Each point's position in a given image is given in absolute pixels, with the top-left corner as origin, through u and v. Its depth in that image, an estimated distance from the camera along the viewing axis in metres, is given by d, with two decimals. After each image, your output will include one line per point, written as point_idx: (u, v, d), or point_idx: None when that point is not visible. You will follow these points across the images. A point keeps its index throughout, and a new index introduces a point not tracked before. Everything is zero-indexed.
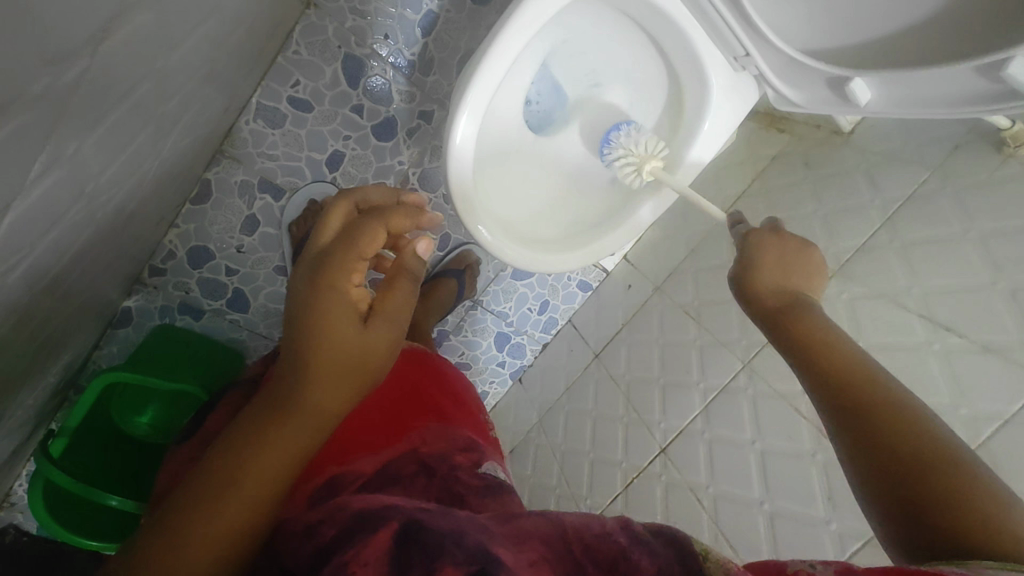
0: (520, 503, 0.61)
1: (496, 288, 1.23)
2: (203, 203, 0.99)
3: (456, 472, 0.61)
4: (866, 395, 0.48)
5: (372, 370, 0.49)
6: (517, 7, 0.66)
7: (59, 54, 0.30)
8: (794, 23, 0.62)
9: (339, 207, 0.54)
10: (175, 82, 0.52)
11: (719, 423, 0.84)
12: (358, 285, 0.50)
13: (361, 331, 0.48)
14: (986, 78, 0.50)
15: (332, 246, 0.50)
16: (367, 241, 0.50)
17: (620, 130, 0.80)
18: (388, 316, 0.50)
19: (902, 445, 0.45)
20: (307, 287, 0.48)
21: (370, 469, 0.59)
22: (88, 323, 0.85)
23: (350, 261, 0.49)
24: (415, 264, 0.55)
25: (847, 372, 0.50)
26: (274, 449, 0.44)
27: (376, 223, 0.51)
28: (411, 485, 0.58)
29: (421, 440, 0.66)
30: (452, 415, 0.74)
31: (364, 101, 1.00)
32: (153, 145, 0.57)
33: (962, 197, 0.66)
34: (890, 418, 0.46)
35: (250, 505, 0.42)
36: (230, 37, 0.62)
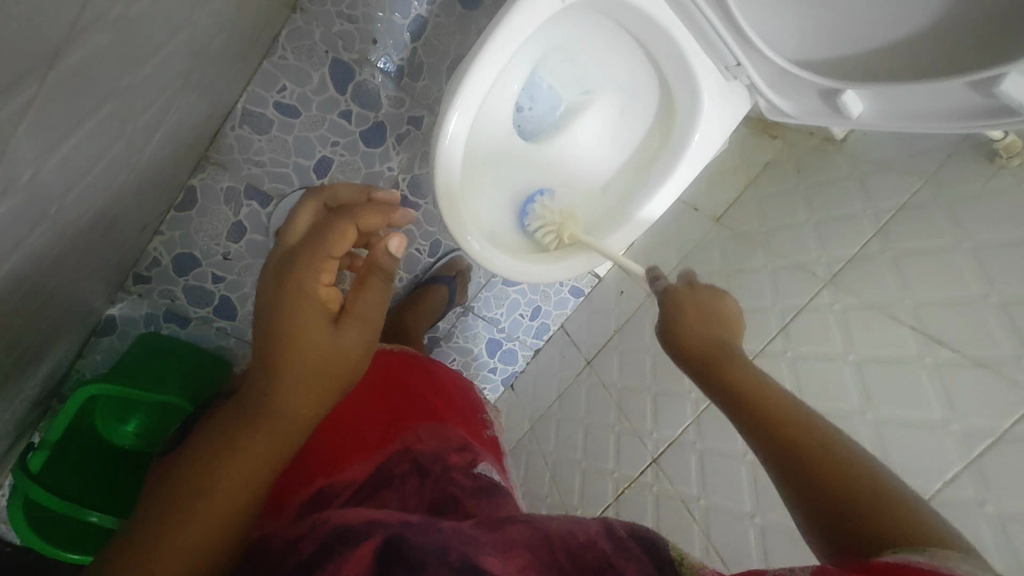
0: (515, 506, 0.59)
1: (488, 293, 1.21)
2: (188, 209, 0.97)
3: (450, 472, 0.59)
4: (791, 423, 0.48)
5: (347, 374, 0.48)
6: (508, 11, 0.65)
7: (5, 80, 0.29)
8: (794, 37, 0.61)
9: (309, 205, 0.54)
10: (146, 95, 0.50)
11: (710, 434, 0.83)
12: (327, 284, 0.49)
13: (332, 334, 0.47)
14: (980, 93, 0.49)
15: (299, 246, 0.50)
16: (336, 237, 0.49)
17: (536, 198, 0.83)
18: (359, 317, 0.48)
19: (827, 468, 0.44)
20: (275, 289, 0.48)
21: (360, 476, 0.58)
22: (69, 333, 0.84)
23: (319, 259, 0.48)
24: (388, 261, 0.52)
25: (769, 410, 0.50)
26: (249, 453, 0.42)
27: (344, 220, 0.50)
28: (402, 490, 0.56)
29: (414, 438, 0.64)
30: (446, 413, 0.73)
31: (353, 106, 0.99)
32: (127, 161, 0.55)
33: (955, 208, 0.66)
34: (805, 440, 0.46)
35: (224, 509, 0.40)
36: (210, 45, 0.61)
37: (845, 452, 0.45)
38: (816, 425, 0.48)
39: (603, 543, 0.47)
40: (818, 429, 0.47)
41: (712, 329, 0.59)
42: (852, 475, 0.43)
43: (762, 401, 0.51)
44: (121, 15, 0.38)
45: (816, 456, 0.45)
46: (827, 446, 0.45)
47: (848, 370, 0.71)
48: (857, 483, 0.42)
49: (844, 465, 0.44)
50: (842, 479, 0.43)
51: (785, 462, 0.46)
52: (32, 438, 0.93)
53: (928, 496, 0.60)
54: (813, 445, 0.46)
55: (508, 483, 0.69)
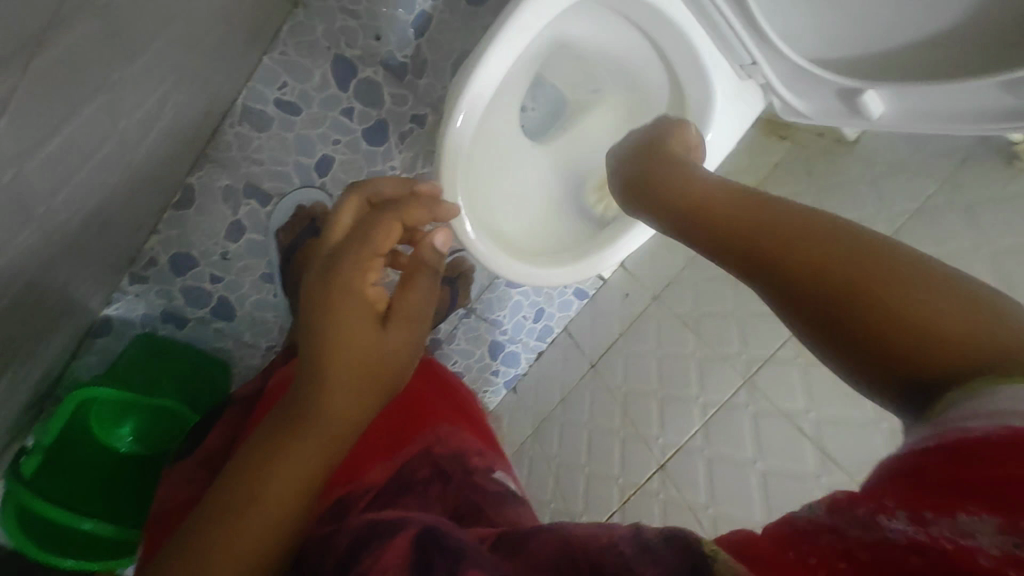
0: (533, 516, 0.53)
1: (490, 295, 1.19)
2: (186, 208, 0.95)
3: (473, 476, 0.54)
4: (758, 223, 0.38)
5: (393, 375, 0.45)
6: (516, 6, 0.63)
7: None
8: (809, 26, 0.59)
9: (349, 203, 0.51)
10: (139, 92, 0.48)
11: (720, 441, 0.83)
12: (375, 284, 0.46)
13: (379, 334, 0.44)
14: (1008, 94, 0.47)
15: (343, 244, 0.47)
16: (382, 234, 0.46)
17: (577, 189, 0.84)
18: (408, 317, 0.46)
19: (804, 257, 0.35)
20: (320, 288, 0.45)
21: (382, 479, 0.54)
22: (61, 335, 0.81)
23: (365, 257, 0.45)
24: (433, 258, 0.51)
25: (724, 219, 0.41)
26: (297, 458, 0.40)
27: (390, 216, 0.47)
28: (423, 495, 0.51)
29: (434, 439, 0.59)
30: (461, 419, 0.68)
31: (355, 104, 0.97)
32: (119, 161, 0.53)
33: (973, 213, 0.65)
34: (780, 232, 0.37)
35: (273, 515, 0.38)
36: (207, 39, 0.59)
37: (816, 223, 0.36)
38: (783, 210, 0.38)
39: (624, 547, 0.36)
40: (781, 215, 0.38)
41: (654, 162, 0.51)
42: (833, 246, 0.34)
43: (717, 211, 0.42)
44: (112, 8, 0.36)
45: (787, 246, 0.36)
46: (802, 227, 0.36)
47: None
48: (843, 249, 0.33)
49: (821, 237, 0.35)
50: (821, 266, 0.34)
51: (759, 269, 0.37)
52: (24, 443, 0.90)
53: None
54: (780, 237, 0.36)
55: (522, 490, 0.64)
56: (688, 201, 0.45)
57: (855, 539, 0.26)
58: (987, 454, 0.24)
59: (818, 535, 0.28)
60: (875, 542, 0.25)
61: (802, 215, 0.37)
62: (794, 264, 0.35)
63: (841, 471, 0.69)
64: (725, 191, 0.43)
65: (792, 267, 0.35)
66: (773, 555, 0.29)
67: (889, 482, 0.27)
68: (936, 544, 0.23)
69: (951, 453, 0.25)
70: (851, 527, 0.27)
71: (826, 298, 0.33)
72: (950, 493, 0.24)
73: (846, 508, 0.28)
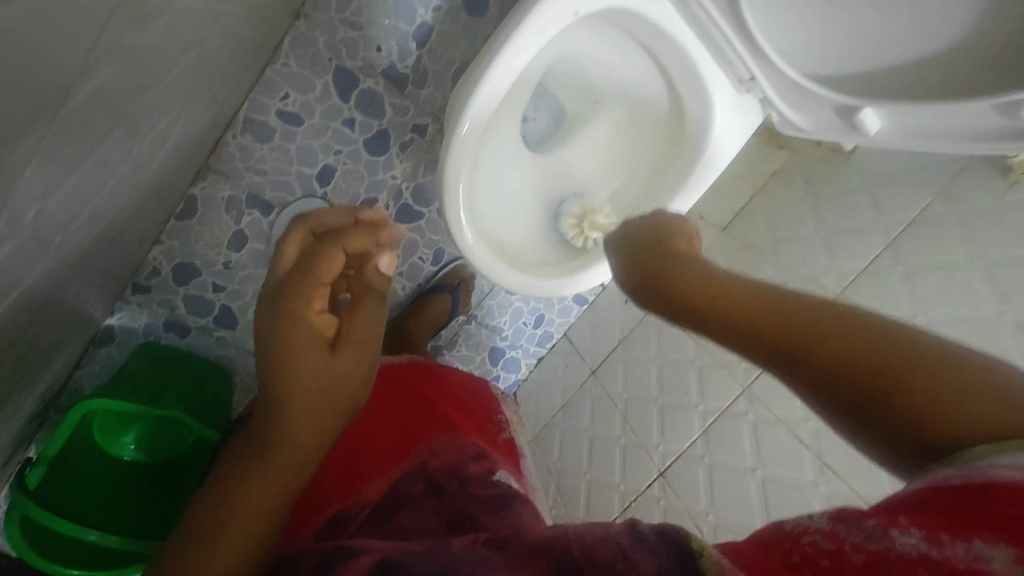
0: (536, 514, 0.54)
1: (491, 302, 1.19)
2: (188, 218, 0.96)
3: (468, 486, 0.54)
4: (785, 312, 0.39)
5: (352, 395, 0.47)
6: (519, 22, 0.62)
7: (13, 131, 0.28)
8: (809, 45, 0.59)
9: (295, 235, 0.52)
10: (151, 118, 0.49)
11: (719, 448, 0.84)
12: (322, 310, 0.47)
13: (329, 357, 0.45)
14: (1003, 117, 0.49)
15: (289, 277, 0.48)
16: (325, 263, 0.48)
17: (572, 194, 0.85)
18: (359, 339, 0.48)
19: (834, 350, 0.36)
20: (268, 320, 0.46)
21: (377, 495, 0.53)
22: (67, 349, 0.82)
23: (310, 286, 0.47)
24: (378, 280, 0.54)
25: (747, 308, 0.41)
26: (259, 485, 0.41)
27: (331, 245, 0.49)
28: (421, 509, 0.50)
29: (430, 453, 0.59)
30: (464, 422, 0.67)
31: (356, 114, 0.97)
32: (130, 183, 0.54)
33: (969, 224, 0.66)
34: (808, 326, 0.37)
35: (243, 543, 0.39)
36: (215, 60, 0.59)
37: (844, 318, 0.37)
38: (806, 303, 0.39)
39: (621, 540, 0.37)
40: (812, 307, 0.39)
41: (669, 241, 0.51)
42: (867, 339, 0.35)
43: (738, 294, 0.42)
44: (130, 46, 0.36)
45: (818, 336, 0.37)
46: (833, 322, 0.37)
47: None
48: (879, 352, 0.34)
49: (854, 334, 0.36)
50: (866, 362, 0.34)
51: (789, 359, 0.38)
52: (28, 454, 0.90)
53: None
54: (810, 327, 0.37)
55: (526, 488, 0.64)
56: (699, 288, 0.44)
57: (854, 545, 0.29)
58: (999, 493, 0.26)
59: (817, 540, 0.30)
60: (877, 551, 0.27)
61: (831, 313, 0.38)
62: (825, 353, 0.36)
63: (840, 480, 0.70)
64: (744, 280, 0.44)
65: (825, 358, 0.36)
66: (767, 560, 0.31)
67: (903, 507, 0.29)
68: (947, 562, 0.25)
69: (969, 493, 0.27)
70: (853, 535, 0.29)
71: (864, 394, 0.34)
72: (963, 526, 0.26)
73: (852, 520, 0.30)
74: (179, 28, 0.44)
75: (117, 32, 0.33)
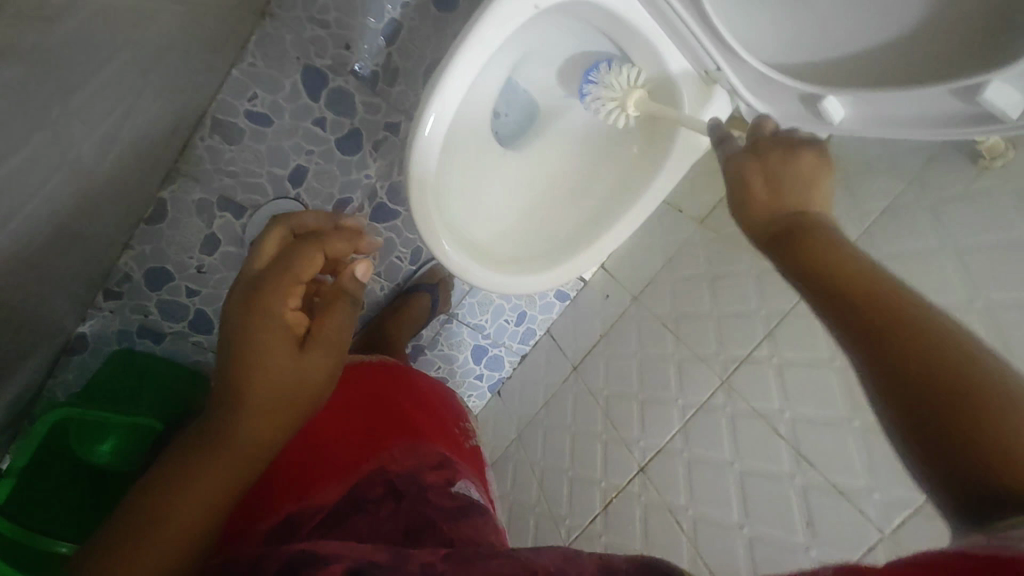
0: (495, 529, 0.55)
1: (471, 300, 1.18)
2: (159, 223, 0.94)
3: (427, 493, 0.55)
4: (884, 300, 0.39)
5: (312, 398, 0.46)
6: (482, 12, 0.61)
7: None
8: (769, 33, 0.59)
9: (273, 232, 0.51)
10: (88, 120, 0.48)
11: (699, 443, 0.83)
12: (295, 308, 0.47)
13: (297, 355, 0.45)
14: (963, 100, 0.48)
15: (265, 272, 0.47)
16: (303, 262, 0.48)
17: (599, 69, 0.74)
18: (326, 340, 0.47)
19: (906, 348, 0.36)
20: (239, 315, 0.45)
21: (334, 498, 0.53)
22: (34, 356, 0.80)
23: (285, 283, 0.47)
24: (355, 286, 0.52)
25: (858, 291, 0.41)
26: (212, 479, 0.40)
27: (310, 245, 0.49)
28: (376, 516, 0.51)
29: (390, 458, 0.59)
30: (424, 428, 0.67)
31: (327, 113, 0.96)
32: (74, 188, 0.52)
33: (939, 212, 0.65)
34: (894, 316, 0.38)
35: (178, 541, 0.38)
36: (165, 61, 0.58)
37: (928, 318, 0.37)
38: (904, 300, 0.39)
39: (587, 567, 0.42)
40: (940, 332, 0.36)
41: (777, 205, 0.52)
42: (952, 354, 0.35)
43: (857, 284, 0.41)
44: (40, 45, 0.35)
45: (929, 358, 0.35)
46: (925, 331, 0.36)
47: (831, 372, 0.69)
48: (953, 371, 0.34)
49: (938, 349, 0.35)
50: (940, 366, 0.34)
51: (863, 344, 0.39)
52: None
53: (917, 504, 0.60)
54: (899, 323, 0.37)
55: (489, 501, 0.64)
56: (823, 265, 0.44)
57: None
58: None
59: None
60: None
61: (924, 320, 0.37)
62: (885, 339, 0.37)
63: (815, 471, 0.70)
64: (882, 276, 0.41)
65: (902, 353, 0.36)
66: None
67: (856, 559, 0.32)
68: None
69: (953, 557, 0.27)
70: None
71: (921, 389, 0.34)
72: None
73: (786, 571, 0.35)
74: (105, 26, 0.43)
75: (17, 27, 0.32)
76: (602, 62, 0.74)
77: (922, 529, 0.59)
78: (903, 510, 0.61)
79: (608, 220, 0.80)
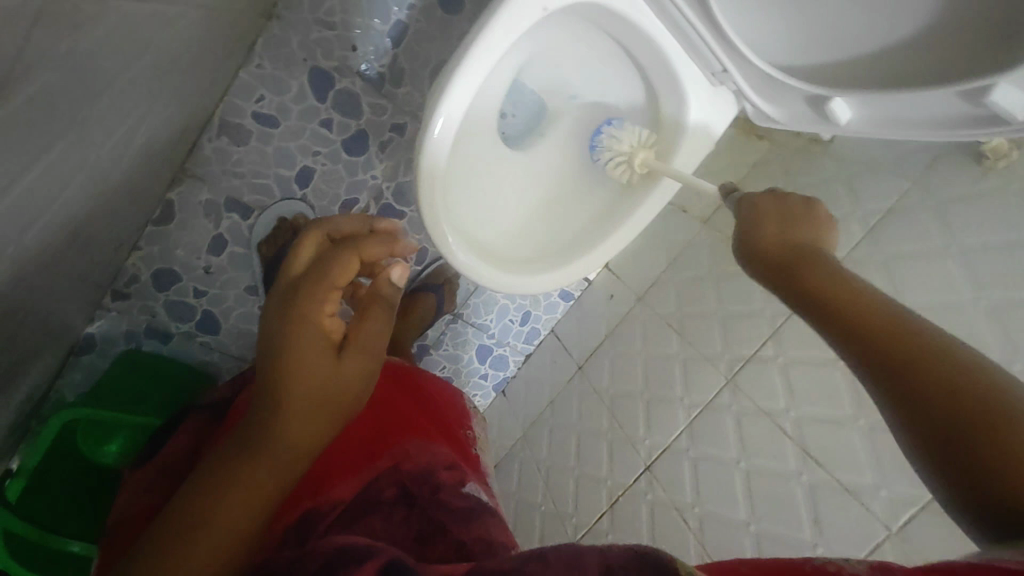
0: (506, 528, 0.57)
1: (477, 300, 1.18)
2: (167, 223, 0.95)
3: (440, 495, 0.56)
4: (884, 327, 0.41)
5: (349, 403, 0.46)
6: (491, 16, 0.62)
7: None
8: (776, 35, 0.59)
9: (309, 238, 0.51)
10: (107, 123, 0.48)
11: (704, 442, 0.84)
12: (332, 314, 0.47)
13: (335, 362, 0.45)
14: (969, 102, 0.49)
15: (303, 278, 0.48)
16: (339, 269, 0.48)
17: (608, 127, 0.78)
18: (363, 346, 0.47)
19: (912, 375, 0.38)
20: (278, 321, 0.45)
21: (348, 495, 0.53)
22: (45, 357, 0.81)
23: (323, 290, 0.47)
24: (390, 292, 0.52)
25: (857, 320, 0.43)
26: (252, 484, 0.40)
27: (347, 252, 0.49)
28: (389, 517, 0.52)
29: (402, 455, 0.59)
30: (432, 429, 0.68)
31: (333, 114, 0.97)
32: (92, 189, 0.53)
33: (944, 212, 0.66)
34: (898, 341, 0.40)
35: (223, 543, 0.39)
36: (178, 64, 0.59)
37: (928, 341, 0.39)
38: (907, 327, 0.41)
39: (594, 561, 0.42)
40: (950, 359, 0.38)
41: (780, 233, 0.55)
42: (960, 379, 0.36)
43: (857, 314, 0.43)
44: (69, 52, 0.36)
45: (933, 383, 0.37)
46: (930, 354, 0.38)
47: (839, 375, 0.70)
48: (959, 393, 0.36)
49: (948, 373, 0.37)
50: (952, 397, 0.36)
51: (875, 369, 0.41)
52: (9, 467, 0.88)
53: (924, 503, 0.61)
54: (905, 349, 0.40)
55: (494, 501, 0.66)
56: (821, 293, 0.47)
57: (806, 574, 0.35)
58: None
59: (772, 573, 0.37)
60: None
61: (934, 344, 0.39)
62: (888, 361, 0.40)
63: (821, 469, 0.70)
64: (881, 302, 0.44)
65: (913, 379, 0.38)
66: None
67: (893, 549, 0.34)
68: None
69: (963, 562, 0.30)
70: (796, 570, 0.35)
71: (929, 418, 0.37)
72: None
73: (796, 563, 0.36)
74: (125, 31, 0.43)
75: (44, 33, 0.33)
76: (609, 123, 0.78)
77: (926, 527, 0.60)
78: (910, 509, 0.62)
79: (613, 222, 0.81)
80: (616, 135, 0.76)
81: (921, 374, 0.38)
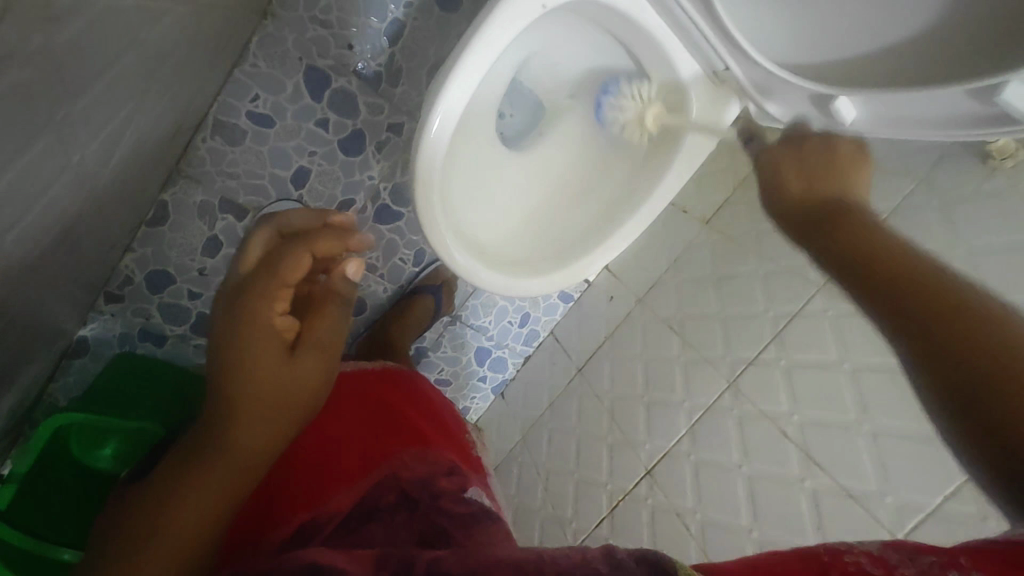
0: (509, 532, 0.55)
1: (475, 302, 1.17)
2: (160, 225, 0.94)
3: (439, 501, 0.54)
4: (901, 265, 0.43)
5: (304, 400, 0.46)
6: (490, 13, 0.61)
7: None
8: (781, 31, 0.58)
9: (259, 236, 0.51)
10: (92, 123, 0.47)
11: (706, 446, 0.83)
12: (283, 312, 0.47)
13: (288, 361, 0.46)
14: (980, 100, 0.48)
15: (253, 276, 0.48)
16: (291, 266, 0.47)
17: (611, 91, 0.75)
18: (316, 345, 0.48)
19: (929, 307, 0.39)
20: (228, 322, 0.45)
21: (347, 505, 0.53)
22: (35, 361, 0.79)
23: (273, 288, 0.46)
24: (344, 287, 0.53)
25: (881, 255, 0.45)
26: (206, 486, 0.41)
27: (300, 248, 0.49)
28: (390, 523, 0.51)
29: (401, 464, 0.59)
30: (433, 433, 0.66)
31: (330, 114, 0.95)
32: (77, 191, 0.52)
33: (950, 213, 0.64)
34: (911, 278, 0.41)
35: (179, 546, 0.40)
36: (168, 62, 0.58)
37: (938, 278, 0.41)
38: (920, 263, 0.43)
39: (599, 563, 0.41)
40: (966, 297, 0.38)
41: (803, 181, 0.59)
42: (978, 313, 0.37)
43: (875, 254, 0.45)
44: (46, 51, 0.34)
45: (950, 318, 0.38)
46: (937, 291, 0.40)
47: (843, 379, 0.69)
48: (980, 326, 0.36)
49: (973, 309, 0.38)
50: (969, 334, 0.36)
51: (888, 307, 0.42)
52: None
53: (930, 510, 0.60)
54: (921, 284, 0.41)
55: (498, 505, 0.64)
56: (848, 240, 0.48)
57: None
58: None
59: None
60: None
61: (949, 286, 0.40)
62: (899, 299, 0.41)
63: (824, 473, 0.69)
64: (898, 246, 0.45)
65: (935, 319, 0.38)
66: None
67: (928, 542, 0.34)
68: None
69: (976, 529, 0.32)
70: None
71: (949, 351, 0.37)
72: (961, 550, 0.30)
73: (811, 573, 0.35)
74: (108, 27, 0.42)
75: (20, 30, 0.31)
76: (614, 84, 0.75)
77: (933, 532, 0.59)
78: (916, 516, 0.61)
79: (614, 224, 0.80)
80: (623, 96, 0.74)
81: (970, 334, 0.36)
